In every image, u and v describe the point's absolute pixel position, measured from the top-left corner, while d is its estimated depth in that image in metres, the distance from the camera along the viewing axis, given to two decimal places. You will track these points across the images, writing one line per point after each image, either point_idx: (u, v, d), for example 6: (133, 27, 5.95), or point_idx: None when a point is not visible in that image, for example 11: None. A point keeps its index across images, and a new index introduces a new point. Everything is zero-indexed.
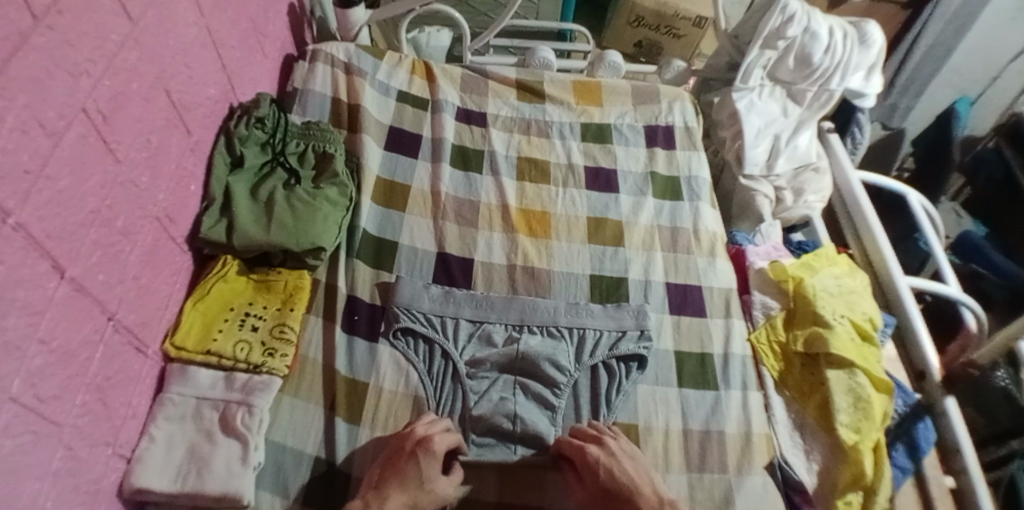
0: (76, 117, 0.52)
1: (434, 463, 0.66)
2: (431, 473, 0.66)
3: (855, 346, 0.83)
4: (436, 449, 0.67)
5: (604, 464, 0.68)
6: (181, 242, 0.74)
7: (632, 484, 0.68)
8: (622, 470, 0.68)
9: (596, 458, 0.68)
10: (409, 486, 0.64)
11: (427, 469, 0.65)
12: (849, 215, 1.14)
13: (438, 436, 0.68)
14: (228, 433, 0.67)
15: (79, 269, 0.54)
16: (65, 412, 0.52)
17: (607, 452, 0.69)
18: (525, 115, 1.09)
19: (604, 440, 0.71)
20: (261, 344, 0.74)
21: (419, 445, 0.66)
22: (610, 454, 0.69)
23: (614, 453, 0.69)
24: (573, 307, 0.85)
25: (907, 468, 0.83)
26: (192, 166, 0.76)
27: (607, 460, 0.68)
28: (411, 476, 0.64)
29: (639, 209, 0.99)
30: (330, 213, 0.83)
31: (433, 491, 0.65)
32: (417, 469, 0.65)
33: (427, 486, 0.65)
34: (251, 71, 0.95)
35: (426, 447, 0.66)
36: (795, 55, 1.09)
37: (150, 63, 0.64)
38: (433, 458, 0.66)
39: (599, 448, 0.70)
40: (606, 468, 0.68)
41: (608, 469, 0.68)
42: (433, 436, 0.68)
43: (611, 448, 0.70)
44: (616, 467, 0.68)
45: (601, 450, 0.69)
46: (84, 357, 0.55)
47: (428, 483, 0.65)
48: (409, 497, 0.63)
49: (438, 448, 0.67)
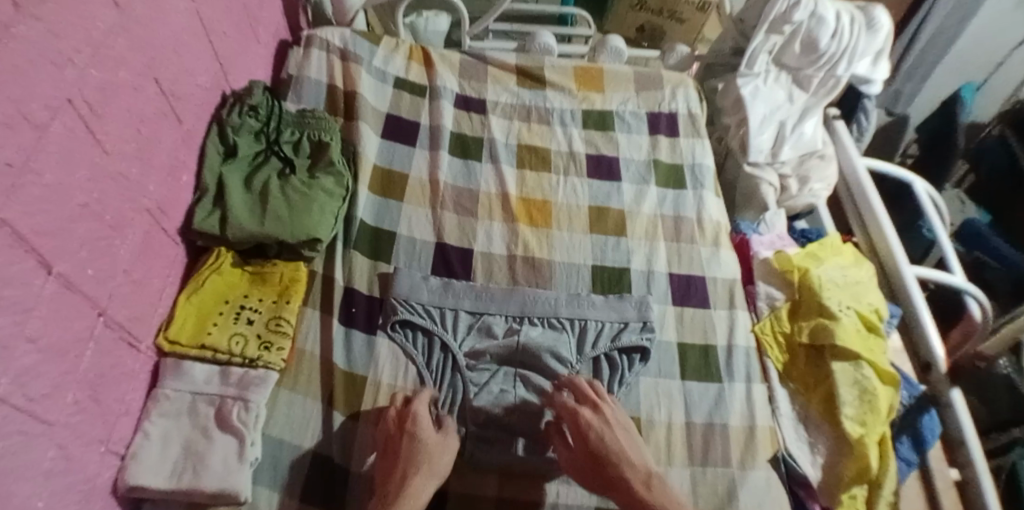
0: (62, 109, 0.50)
1: (427, 427, 0.67)
2: (424, 435, 0.66)
3: (861, 338, 0.82)
4: (419, 413, 0.68)
5: (596, 430, 0.67)
6: (174, 234, 0.73)
7: (620, 453, 0.65)
8: (614, 438, 0.66)
9: (588, 423, 0.67)
10: (418, 448, 0.65)
11: (421, 433, 0.66)
12: (855, 203, 1.12)
13: (419, 402, 0.69)
14: (224, 429, 0.67)
15: (68, 265, 0.52)
16: (57, 411, 0.51)
17: (601, 418, 0.68)
18: (525, 102, 1.07)
19: (601, 406, 0.69)
20: (257, 337, 0.73)
21: (406, 413, 0.68)
22: (604, 420, 0.68)
23: (609, 420, 0.68)
24: (574, 298, 0.83)
25: (911, 460, 0.84)
26: (184, 156, 0.75)
27: (600, 426, 0.67)
28: (411, 441, 0.65)
29: (641, 198, 0.97)
30: (326, 204, 0.81)
31: (429, 444, 0.66)
32: (418, 434, 0.66)
33: (421, 442, 0.65)
34: (245, 58, 0.93)
35: (412, 414, 0.68)
36: (801, 41, 1.06)
37: (139, 51, 0.62)
38: (421, 423, 0.67)
39: (593, 413, 0.68)
40: (598, 434, 0.66)
41: (599, 435, 0.66)
42: (420, 402, 0.70)
43: (608, 415, 0.68)
44: (608, 434, 0.66)
45: (596, 416, 0.68)
46: (75, 355, 0.54)
47: (426, 445, 0.65)
48: (422, 457, 0.64)
49: (422, 414, 0.68)
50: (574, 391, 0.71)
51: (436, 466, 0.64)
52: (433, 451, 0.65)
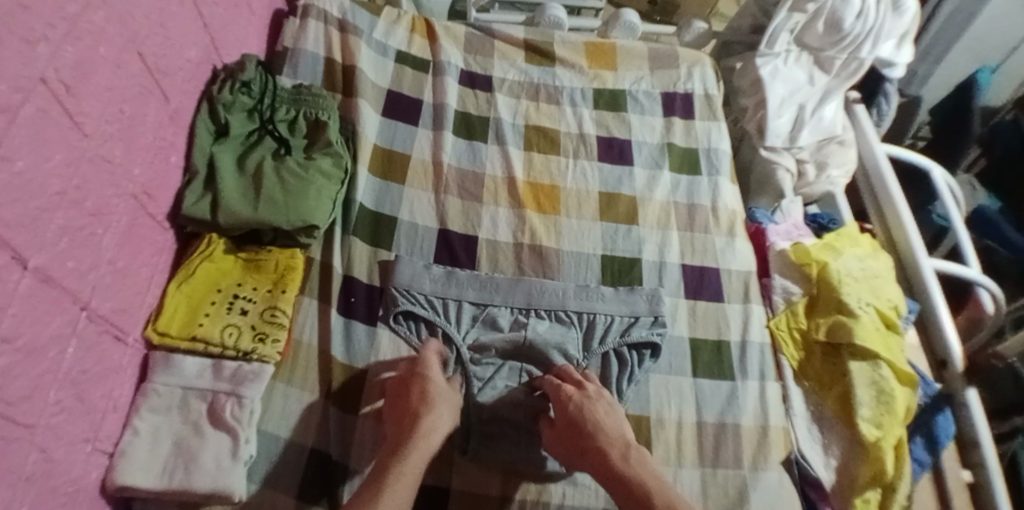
0: (34, 89, 0.45)
1: (438, 376, 0.70)
2: (434, 382, 0.68)
3: (880, 336, 0.79)
4: (432, 363, 0.70)
5: (576, 402, 0.66)
6: (162, 220, 0.69)
7: (597, 424, 0.65)
8: (594, 410, 0.66)
9: (569, 397, 0.67)
10: (429, 393, 0.67)
11: (432, 380, 0.68)
12: (873, 190, 1.07)
13: (428, 356, 0.71)
14: (217, 425, 0.64)
15: (45, 259, 0.48)
16: (38, 412, 0.48)
17: (583, 392, 0.68)
18: (534, 80, 1.01)
19: (585, 384, 0.69)
20: (251, 328, 0.69)
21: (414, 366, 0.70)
22: (586, 395, 0.68)
23: (591, 394, 0.68)
24: (583, 290, 0.80)
25: (924, 461, 0.82)
26: (172, 135, 0.70)
27: (580, 399, 0.67)
28: (423, 387, 0.67)
29: (654, 184, 0.93)
30: (323, 187, 0.77)
31: (438, 389, 0.68)
32: (431, 380, 0.68)
33: (432, 385, 0.68)
34: (237, 29, 0.87)
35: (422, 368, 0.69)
36: (825, 20, 1.00)
37: (121, 22, 0.57)
38: (433, 371, 0.70)
39: (576, 389, 0.68)
40: (577, 404, 0.66)
41: (579, 405, 0.66)
42: (427, 356, 0.71)
43: (589, 390, 0.68)
44: (588, 406, 0.66)
45: (578, 390, 0.68)
46: (55, 353, 0.50)
47: (433, 391, 0.67)
48: (436, 398, 0.66)
49: (433, 365, 0.70)
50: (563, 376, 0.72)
51: (448, 408, 0.67)
52: (445, 395, 0.68)
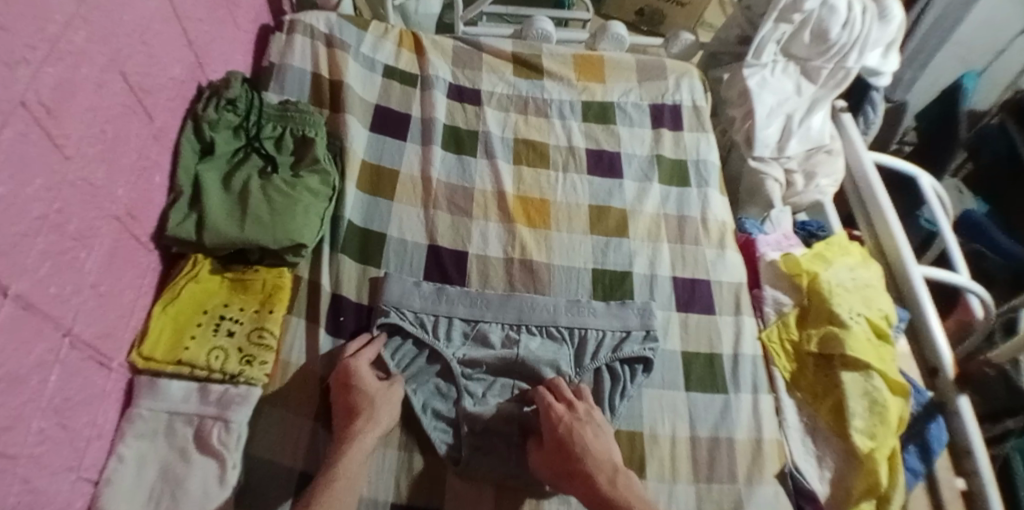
0: (13, 113, 0.44)
1: (369, 378, 0.68)
2: (365, 388, 0.66)
3: (873, 347, 0.79)
4: (360, 367, 0.68)
5: (566, 423, 0.66)
6: (147, 241, 0.68)
7: (586, 448, 0.64)
8: (583, 433, 0.65)
9: (559, 417, 0.66)
10: (358, 400, 0.65)
11: (363, 384, 0.66)
12: (861, 199, 1.08)
13: (357, 358, 0.69)
14: (204, 450, 0.63)
15: (26, 285, 0.47)
16: (20, 442, 0.47)
17: (573, 413, 0.67)
18: (522, 93, 1.01)
19: (576, 404, 0.68)
20: (238, 350, 0.68)
21: (346, 369, 0.68)
22: (576, 416, 0.67)
23: (581, 416, 0.67)
24: (574, 305, 0.80)
25: (918, 470, 0.81)
26: (156, 155, 0.69)
27: (570, 420, 0.66)
28: (351, 392, 0.66)
29: (644, 196, 0.93)
30: (311, 205, 0.76)
31: (368, 392, 0.66)
32: (360, 385, 0.66)
33: (361, 393, 0.66)
34: (222, 46, 0.87)
35: (350, 369, 0.68)
36: (811, 30, 1.01)
37: (102, 42, 0.56)
38: (363, 375, 0.67)
39: (567, 410, 0.67)
40: (567, 426, 0.65)
41: (569, 427, 0.65)
42: (357, 359, 0.69)
43: (580, 412, 0.68)
44: (577, 428, 0.65)
45: (568, 411, 0.67)
46: (36, 381, 0.49)
47: (362, 397, 0.66)
48: (364, 403, 0.65)
49: (362, 366, 0.68)
50: (554, 391, 0.71)
51: (382, 409, 0.66)
52: (377, 399, 0.66)
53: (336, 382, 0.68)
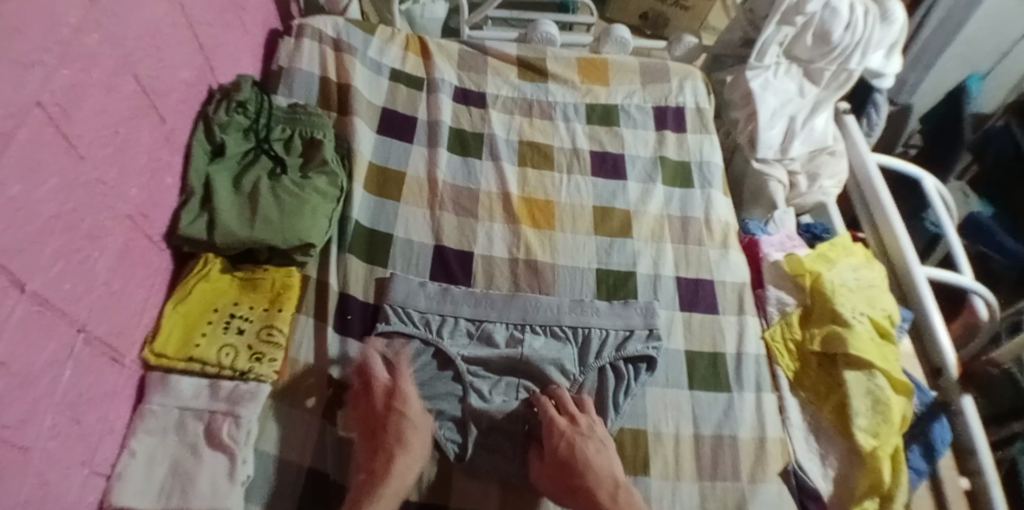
0: (28, 113, 0.45)
1: (415, 408, 0.68)
2: (414, 417, 0.67)
3: (875, 345, 0.80)
4: (409, 393, 0.69)
5: (567, 439, 0.66)
6: (158, 240, 0.69)
7: (587, 463, 0.65)
8: (584, 449, 0.66)
9: (560, 431, 0.67)
10: (402, 427, 0.65)
11: (411, 414, 0.67)
12: (865, 201, 1.08)
13: (405, 380, 0.70)
14: (214, 446, 0.64)
15: (40, 282, 0.49)
16: (33, 437, 0.48)
17: (575, 427, 0.68)
18: (527, 95, 1.03)
19: (577, 418, 0.69)
20: (248, 348, 0.69)
21: (393, 390, 0.69)
22: (578, 431, 0.68)
23: (583, 431, 0.68)
24: (577, 305, 0.80)
25: (921, 470, 0.82)
26: (167, 156, 0.70)
27: (571, 435, 0.67)
28: (401, 420, 0.66)
29: (647, 197, 0.94)
30: (319, 205, 0.77)
31: (413, 421, 0.67)
32: (406, 411, 0.67)
33: (407, 420, 0.66)
34: (231, 49, 0.88)
35: (399, 391, 0.68)
36: (813, 32, 1.02)
37: (114, 45, 0.58)
38: (410, 403, 0.68)
39: (569, 424, 0.68)
40: (568, 443, 0.66)
41: (570, 443, 0.66)
42: (405, 381, 0.70)
43: (583, 427, 0.68)
44: (579, 445, 0.66)
45: (570, 425, 0.68)
46: (50, 377, 0.50)
47: (408, 425, 0.66)
48: (410, 433, 0.65)
49: (410, 394, 0.69)
50: (558, 405, 0.72)
51: (422, 440, 0.66)
52: (420, 428, 0.67)
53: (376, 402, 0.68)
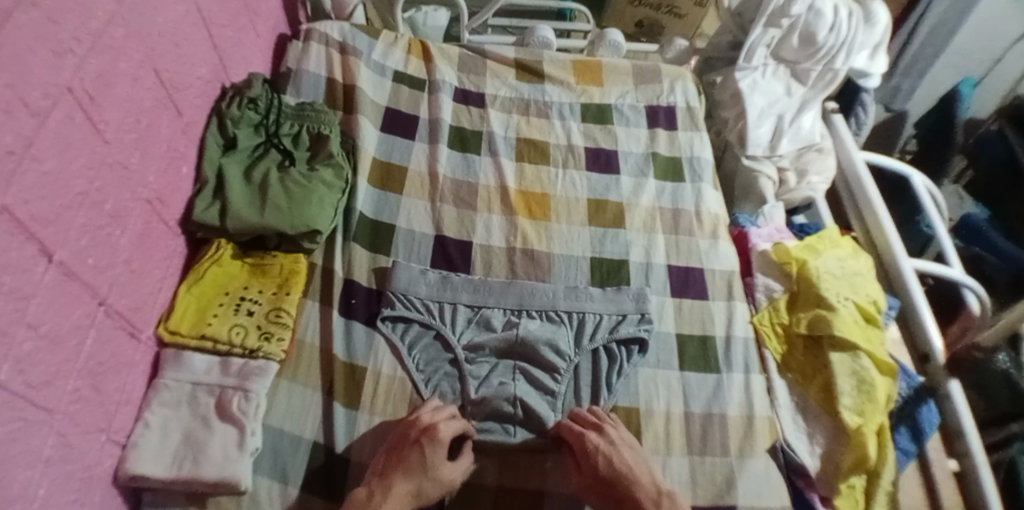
0: (61, 96, 0.50)
1: (442, 451, 0.66)
2: (435, 459, 0.65)
3: (859, 329, 0.83)
4: (443, 434, 0.66)
5: (605, 455, 0.67)
6: (174, 225, 0.73)
7: (632, 474, 0.66)
8: (624, 460, 0.67)
9: (595, 447, 0.67)
10: (413, 460, 0.64)
11: (432, 455, 0.65)
12: (853, 197, 1.12)
13: (445, 424, 0.68)
14: (224, 418, 0.67)
15: (68, 253, 0.53)
16: (57, 398, 0.51)
17: (605, 439, 0.68)
18: (524, 95, 1.07)
19: (605, 428, 0.70)
20: (257, 328, 0.73)
21: (429, 428, 0.67)
22: (610, 443, 0.68)
23: (613, 441, 0.68)
24: (572, 291, 0.84)
25: (909, 450, 0.84)
26: (184, 147, 0.75)
27: (607, 449, 0.67)
28: (418, 450, 0.65)
29: (640, 191, 0.98)
30: (325, 195, 0.81)
31: (431, 462, 0.65)
32: (428, 445, 0.65)
33: (419, 455, 0.65)
34: (243, 51, 0.93)
35: (434, 426, 0.67)
36: (798, 34, 1.06)
37: (138, 40, 0.62)
38: (439, 447, 0.65)
39: (599, 436, 0.69)
40: (606, 458, 0.67)
41: (608, 457, 0.67)
42: (444, 423, 0.68)
43: (614, 437, 0.69)
44: (617, 457, 0.67)
45: (605, 441, 0.68)
46: (74, 342, 0.54)
47: (419, 460, 0.64)
48: (418, 468, 0.64)
49: (446, 437, 0.67)
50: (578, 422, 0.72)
51: (432, 480, 0.64)
52: (434, 470, 0.65)
53: (401, 435, 0.67)
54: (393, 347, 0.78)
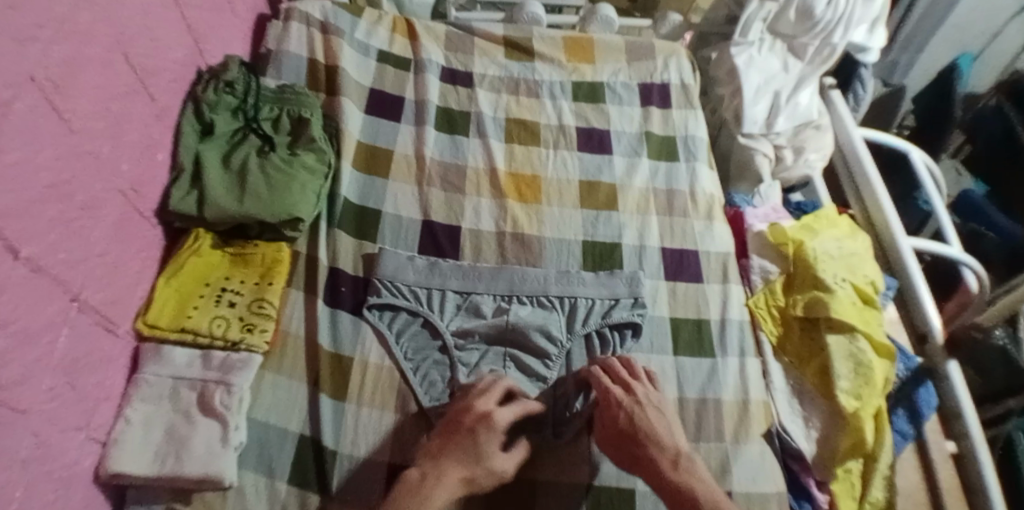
0: (23, 86, 0.47)
1: (496, 441, 0.63)
2: (489, 449, 0.62)
3: (856, 310, 0.81)
4: (499, 423, 0.64)
5: (627, 412, 0.66)
6: (150, 215, 0.71)
7: (650, 432, 0.64)
8: (645, 417, 0.65)
9: (618, 402, 0.66)
10: (467, 448, 0.62)
11: (487, 444, 0.62)
12: (851, 175, 1.10)
13: (501, 411, 0.65)
14: (207, 413, 0.65)
15: (37, 249, 0.50)
16: (31, 399, 0.50)
17: (632, 398, 0.67)
18: (514, 75, 1.04)
19: (633, 385, 0.68)
20: (239, 319, 0.71)
21: (485, 415, 0.64)
22: (635, 401, 0.67)
23: (640, 400, 0.67)
24: (564, 275, 0.82)
25: (907, 433, 0.82)
26: (158, 134, 0.72)
27: (630, 406, 0.66)
28: (472, 435, 0.62)
29: (633, 172, 0.95)
30: (307, 181, 0.78)
31: (486, 450, 0.62)
32: (483, 433, 0.63)
33: (473, 442, 0.62)
34: (220, 32, 0.89)
35: (489, 413, 0.64)
36: (796, 7, 1.03)
37: (106, 22, 0.59)
38: (495, 435, 0.63)
39: (625, 392, 0.68)
40: (628, 415, 0.66)
41: (630, 415, 0.66)
42: (500, 411, 0.65)
43: (640, 396, 0.67)
44: (638, 414, 0.66)
45: (632, 399, 0.67)
46: (47, 340, 0.52)
47: (473, 448, 0.62)
48: (474, 458, 0.61)
49: (501, 425, 0.64)
50: (609, 372, 0.71)
51: (485, 473, 0.61)
52: (488, 459, 0.62)
53: (453, 420, 0.65)
54: (381, 336, 0.76)
